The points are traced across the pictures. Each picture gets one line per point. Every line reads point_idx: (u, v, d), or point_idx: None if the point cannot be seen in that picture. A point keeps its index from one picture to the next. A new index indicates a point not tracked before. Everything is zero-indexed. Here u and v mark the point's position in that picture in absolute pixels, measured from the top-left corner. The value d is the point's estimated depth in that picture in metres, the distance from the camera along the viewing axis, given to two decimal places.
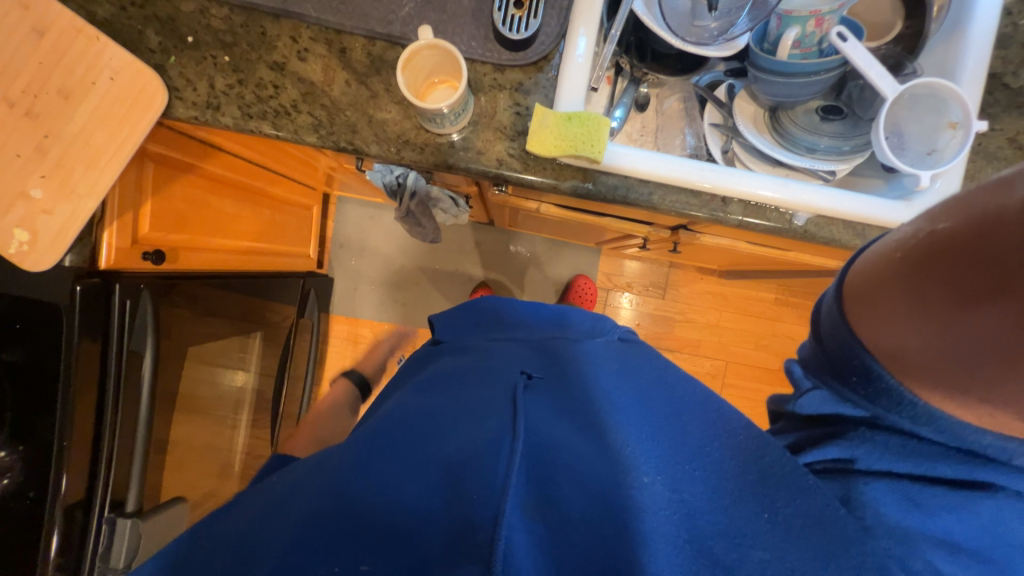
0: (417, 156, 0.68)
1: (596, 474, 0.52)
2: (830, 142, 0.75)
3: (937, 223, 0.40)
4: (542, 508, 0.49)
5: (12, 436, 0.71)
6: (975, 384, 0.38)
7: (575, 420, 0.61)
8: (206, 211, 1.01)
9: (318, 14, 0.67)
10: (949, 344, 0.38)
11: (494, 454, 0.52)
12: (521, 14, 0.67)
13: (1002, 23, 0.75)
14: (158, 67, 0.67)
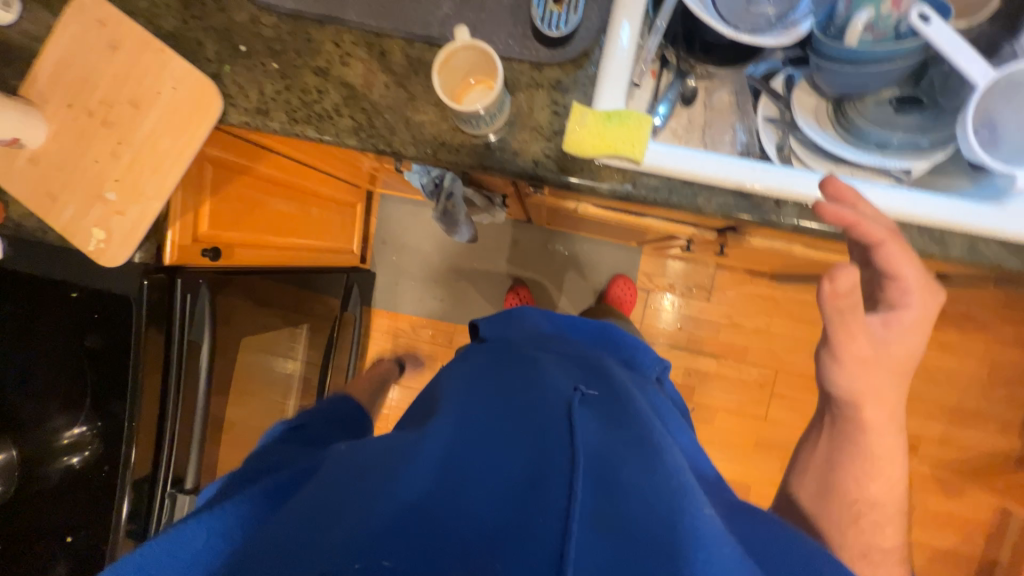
0: (454, 159, 0.68)
1: (659, 497, 0.49)
2: (904, 137, 0.67)
3: None
4: (608, 520, 0.46)
5: (92, 414, 0.79)
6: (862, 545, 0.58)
7: (630, 435, 0.57)
8: (262, 209, 1.07)
9: (359, 19, 0.69)
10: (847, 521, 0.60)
11: (551, 466, 0.50)
12: (560, 10, 0.65)
13: None
14: (214, 75, 0.71)
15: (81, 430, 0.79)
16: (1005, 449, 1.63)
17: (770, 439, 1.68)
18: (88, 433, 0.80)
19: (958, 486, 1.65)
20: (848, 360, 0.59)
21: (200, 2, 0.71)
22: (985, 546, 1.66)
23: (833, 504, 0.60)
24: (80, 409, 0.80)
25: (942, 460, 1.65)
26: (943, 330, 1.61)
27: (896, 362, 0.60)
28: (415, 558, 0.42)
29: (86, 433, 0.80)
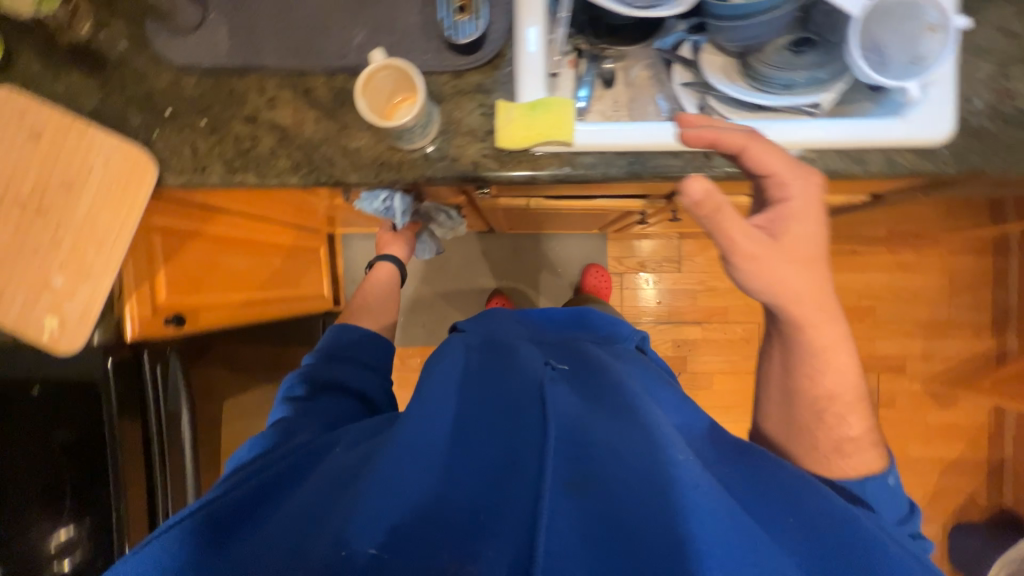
0: (397, 176, 0.70)
1: (634, 463, 0.51)
2: (807, 76, 0.72)
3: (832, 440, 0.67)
4: (583, 496, 0.48)
5: (75, 511, 0.76)
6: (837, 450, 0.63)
7: (608, 408, 0.59)
8: (222, 269, 1.06)
9: (278, 62, 0.70)
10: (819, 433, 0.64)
11: (530, 456, 0.52)
12: (464, 18, 0.67)
13: None
14: (145, 143, 0.72)
15: (67, 530, 0.75)
16: (984, 350, 1.70)
17: None
18: (75, 532, 0.76)
19: (951, 395, 1.71)
20: (744, 259, 0.59)
21: (116, 76, 0.72)
22: (989, 447, 1.72)
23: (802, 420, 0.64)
24: (61, 510, 0.75)
25: (931, 374, 1.71)
26: (901, 251, 1.69)
27: (807, 252, 0.60)
28: (401, 545, 0.43)
29: (72, 531, 0.76)
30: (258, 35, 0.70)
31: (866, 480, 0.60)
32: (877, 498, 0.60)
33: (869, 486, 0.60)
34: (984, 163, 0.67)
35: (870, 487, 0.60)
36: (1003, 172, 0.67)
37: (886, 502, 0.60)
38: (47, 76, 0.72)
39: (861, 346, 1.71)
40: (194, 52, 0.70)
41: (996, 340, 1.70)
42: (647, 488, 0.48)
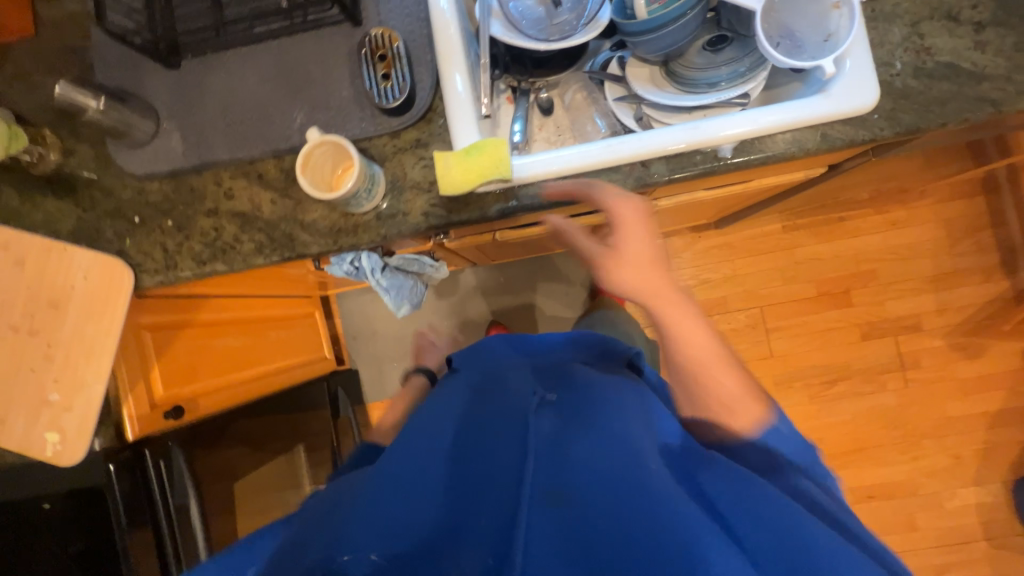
0: (355, 239, 0.73)
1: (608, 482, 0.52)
2: (729, 71, 0.75)
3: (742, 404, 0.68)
4: (559, 508, 0.51)
5: None
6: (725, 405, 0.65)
7: (594, 423, 0.61)
8: (219, 352, 1.09)
9: (228, 155, 0.74)
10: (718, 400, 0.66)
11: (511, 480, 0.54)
12: (389, 84, 0.70)
13: None
14: (120, 251, 0.76)
15: None
16: (999, 293, 1.64)
17: (785, 374, 1.68)
18: None
19: (976, 345, 1.64)
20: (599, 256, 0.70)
21: (87, 195, 0.77)
22: None
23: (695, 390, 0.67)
24: None
25: (951, 327, 1.65)
26: (889, 209, 1.67)
27: (647, 257, 0.69)
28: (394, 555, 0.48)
29: None
30: (207, 133, 0.75)
31: (760, 440, 0.61)
32: (772, 443, 0.61)
33: (757, 449, 0.61)
34: (917, 121, 0.67)
35: (762, 433, 0.62)
36: (938, 126, 0.67)
37: (784, 441, 0.62)
38: (25, 207, 0.78)
39: (870, 311, 1.67)
40: (151, 160, 0.75)
41: (1009, 280, 1.64)
42: (618, 506, 0.49)
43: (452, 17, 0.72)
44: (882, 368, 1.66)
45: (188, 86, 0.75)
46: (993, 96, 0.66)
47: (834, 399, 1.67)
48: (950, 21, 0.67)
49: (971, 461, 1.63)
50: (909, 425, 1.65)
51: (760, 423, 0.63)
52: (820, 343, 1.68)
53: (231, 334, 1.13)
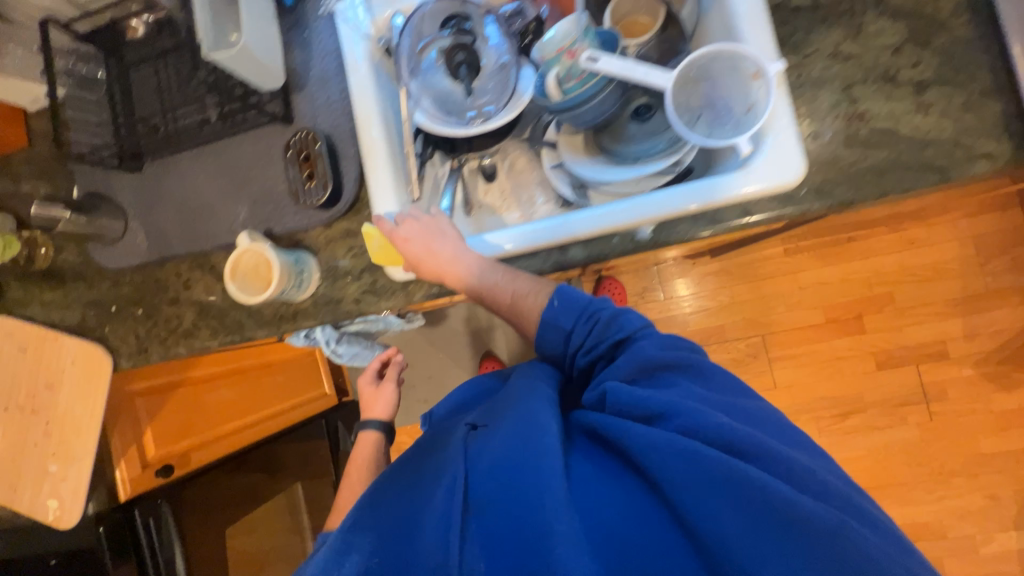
0: (296, 325, 0.77)
1: (532, 486, 0.49)
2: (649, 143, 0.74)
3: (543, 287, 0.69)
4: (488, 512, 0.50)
5: None
6: (520, 285, 0.68)
7: (514, 422, 0.56)
8: (212, 406, 1.17)
9: (184, 249, 0.81)
10: (515, 285, 0.68)
11: (437, 501, 0.52)
12: (313, 185, 0.75)
13: None
14: (101, 337, 0.85)
15: None
16: None
17: (792, 406, 1.58)
18: None
19: (1013, 374, 1.48)
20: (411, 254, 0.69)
21: (75, 286, 0.87)
22: None
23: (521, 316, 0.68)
24: None
25: (982, 354, 1.50)
26: (906, 227, 1.52)
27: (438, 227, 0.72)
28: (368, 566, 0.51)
29: None
30: (165, 230, 0.82)
31: (540, 321, 0.66)
32: (553, 320, 0.65)
33: (547, 329, 0.66)
34: (850, 194, 0.63)
35: (548, 311, 0.66)
36: (875, 198, 0.62)
37: (563, 310, 0.65)
38: (26, 299, 0.89)
39: (887, 338, 1.54)
40: (121, 257, 0.83)
41: None
42: (540, 506, 0.48)
43: (375, 111, 0.75)
44: (902, 400, 1.53)
45: (149, 187, 0.83)
46: (938, 163, 0.61)
47: (848, 433, 1.55)
48: (887, 83, 0.62)
49: (1010, 502, 1.47)
50: (935, 462, 1.51)
51: (541, 303, 0.67)
52: (830, 373, 1.57)
53: (224, 385, 1.21)
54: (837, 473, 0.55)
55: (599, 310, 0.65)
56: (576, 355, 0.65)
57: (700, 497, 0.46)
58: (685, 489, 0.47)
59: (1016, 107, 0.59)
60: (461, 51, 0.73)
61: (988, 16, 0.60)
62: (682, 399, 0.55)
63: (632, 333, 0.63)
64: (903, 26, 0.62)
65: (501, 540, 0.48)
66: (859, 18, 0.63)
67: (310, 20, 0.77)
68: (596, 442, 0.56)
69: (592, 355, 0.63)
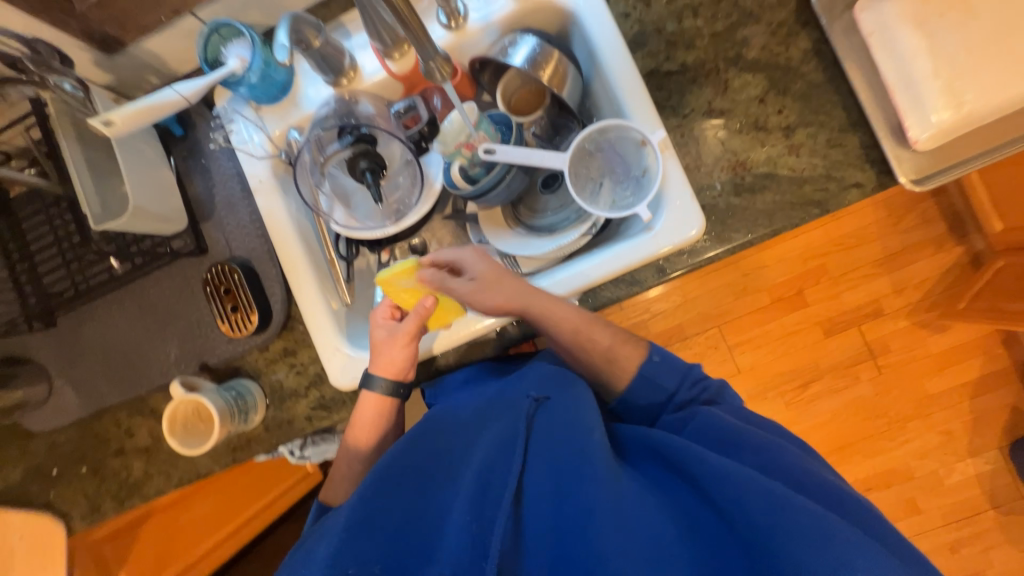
0: (251, 453, 0.76)
1: (596, 483, 0.51)
2: (558, 213, 0.79)
3: (627, 346, 0.69)
4: (548, 508, 0.52)
5: None
6: (603, 333, 0.68)
7: (581, 418, 0.58)
8: (188, 528, 1.09)
9: (117, 399, 0.78)
10: (605, 340, 0.68)
11: (492, 464, 0.55)
12: (239, 315, 0.74)
13: (629, 21, 0.71)
14: (47, 504, 0.81)
15: None
16: (954, 261, 1.59)
17: (757, 386, 1.67)
18: None
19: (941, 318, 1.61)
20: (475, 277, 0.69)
21: (6, 457, 0.82)
22: (1009, 352, 1.59)
23: (611, 370, 0.68)
24: None
25: (912, 306, 1.61)
26: None
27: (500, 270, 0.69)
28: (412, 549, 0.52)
29: None
30: (95, 382, 0.79)
31: (636, 377, 0.67)
32: (654, 375, 0.67)
33: (639, 381, 0.67)
34: (748, 238, 0.67)
35: (644, 365, 0.68)
36: (769, 237, 0.68)
37: (663, 366, 0.68)
38: None
39: (827, 306, 1.65)
40: (51, 419, 0.79)
41: (963, 246, 1.58)
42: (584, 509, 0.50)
43: (290, 230, 0.74)
44: (852, 361, 1.64)
45: (69, 341, 0.79)
46: (815, 197, 0.66)
47: (811, 400, 1.65)
48: (759, 132, 0.67)
49: (960, 433, 1.61)
50: (891, 411, 1.63)
51: (632, 362, 0.68)
52: (785, 349, 1.66)
53: (199, 501, 1.10)
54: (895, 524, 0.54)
55: (703, 375, 0.68)
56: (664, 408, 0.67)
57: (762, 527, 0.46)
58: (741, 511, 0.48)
59: (872, 138, 0.65)
60: (364, 158, 0.72)
61: (832, 60, 0.66)
62: (751, 436, 0.58)
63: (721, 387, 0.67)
64: (763, 77, 0.68)
65: (549, 536, 0.51)
66: (724, 75, 0.68)
67: (204, 148, 0.76)
68: (654, 457, 0.58)
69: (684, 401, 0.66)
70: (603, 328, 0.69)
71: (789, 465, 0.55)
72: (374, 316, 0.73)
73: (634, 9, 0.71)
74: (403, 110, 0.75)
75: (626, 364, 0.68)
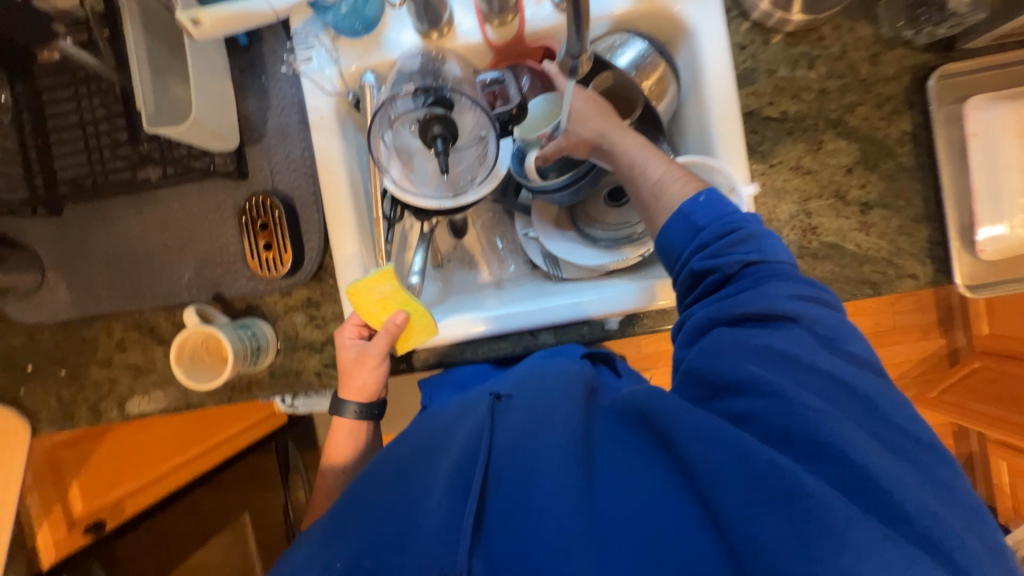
0: (250, 396, 0.73)
1: (554, 464, 0.48)
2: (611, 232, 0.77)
3: (683, 184, 0.55)
4: (515, 491, 0.48)
5: None
6: (660, 164, 0.57)
7: (554, 403, 0.55)
8: (150, 447, 1.05)
9: (115, 308, 0.73)
10: (662, 170, 0.57)
11: (462, 457, 0.52)
12: (271, 255, 0.69)
13: (744, 54, 0.68)
14: (16, 400, 0.75)
15: None
16: (932, 351, 1.64)
17: None
18: None
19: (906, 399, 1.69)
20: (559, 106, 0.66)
21: None
22: (956, 443, 1.69)
23: (658, 210, 0.55)
24: None
25: None
26: None
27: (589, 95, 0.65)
28: (382, 542, 0.48)
29: None
30: (93, 286, 0.73)
31: (676, 212, 0.53)
32: (685, 223, 0.52)
33: (673, 221, 0.53)
34: None
35: (686, 205, 0.53)
36: None
37: (703, 210, 0.52)
38: None
39: None
40: (37, 313, 0.73)
41: (945, 339, 1.63)
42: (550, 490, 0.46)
43: (341, 177, 0.69)
44: None
45: (72, 235, 0.73)
46: (872, 278, 0.67)
47: None
48: (838, 201, 0.67)
49: None
50: None
51: (683, 194, 0.54)
52: None
53: (165, 423, 1.07)
54: (979, 534, 0.39)
55: (743, 223, 0.51)
56: (691, 257, 0.51)
57: (759, 508, 0.39)
58: (737, 495, 0.40)
59: (941, 234, 0.66)
60: (437, 122, 0.64)
61: (927, 148, 0.66)
62: (782, 369, 0.44)
63: (772, 261, 0.49)
64: (857, 148, 0.67)
65: (519, 518, 0.46)
66: (821, 135, 0.67)
67: (268, 67, 0.70)
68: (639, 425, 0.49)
69: (713, 261, 0.50)
70: (662, 161, 0.58)
71: (828, 428, 0.40)
72: (340, 334, 0.68)
73: (750, 43, 0.68)
74: (489, 81, 0.69)
75: (674, 201, 0.54)
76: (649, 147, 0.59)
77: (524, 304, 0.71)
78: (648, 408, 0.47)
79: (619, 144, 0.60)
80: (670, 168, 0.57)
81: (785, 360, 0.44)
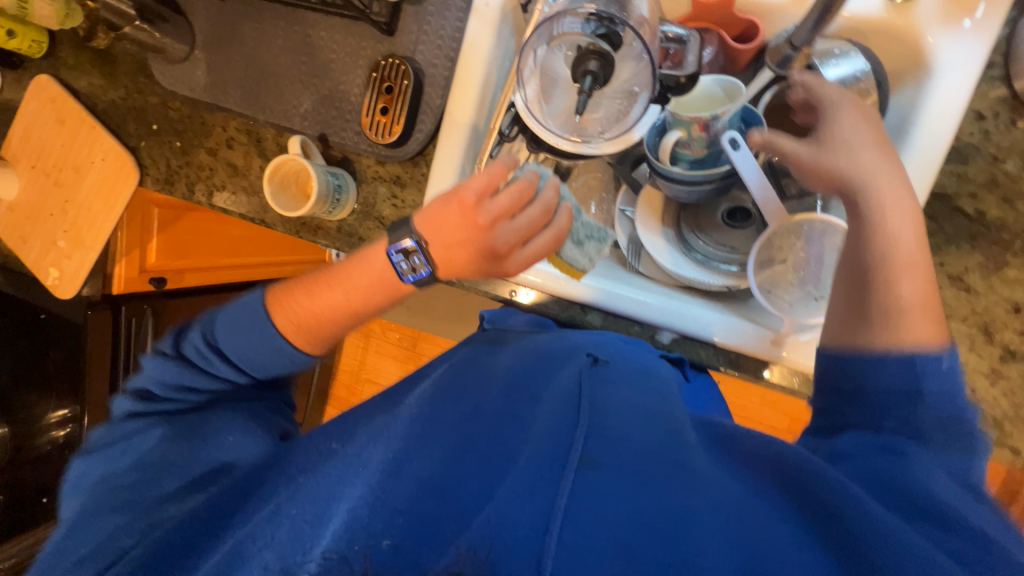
0: (314, 237, 0.76)
1: (665, 472, 0.38)
2: (706, 246, 0.71)
3: (925, 327, 0.46)
4: (615, 480, 0.37)
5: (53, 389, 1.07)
6: (914, 281, 0.48)
7: (652, 402, 0.48)
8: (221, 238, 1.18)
9: (237, 107, 0.77)
10: (918, 297, 0.48)
11: (552, 421, 0.43)
12: (383, 120, 0.69)
13: (961, 130, 0.59)
14: (134, 148, 0.83)
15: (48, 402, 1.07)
16: None
17: None
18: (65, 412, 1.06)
19: None
20: (838, 130, 0.54)
21: (125, 84, 0.83)
22: None
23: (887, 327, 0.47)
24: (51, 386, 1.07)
25: None
26: None
27: (877, 136, 0.53)
28: (432, 524, 0.37)
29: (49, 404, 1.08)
30: (226, 78, 0.77)
31: (906, 352, 0.45)
32: (922, 365, 0.44)
33: (898, 359, 0.44)
34: None
35: (923, 353, 0.45)
36: None
37: (938, 376, 0.43)
38: (74, 69, 0.85)
39: None
40: (175, 81, 0.78)
41: None
42: (670, 505, 0.36)
43: (479, 69, 0.66)
44: None
45: (227, 23, 0.76)
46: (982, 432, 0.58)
47: None
48: (981, 336, 0.57)
49: None
50: None
51: (929, 340, 0.45)
52: None
53: (236, 223, 1.18)
54: None
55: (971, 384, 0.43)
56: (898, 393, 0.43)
57: None
58: None
59: None
60: (595, 58, 0.60)
61: None
62: (978, 512, 0.35)
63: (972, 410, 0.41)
64: None
65: (634, 531, 0.34)
66: (1008, 257, 0.57)
67: None
68: (776, 479, 0.39)
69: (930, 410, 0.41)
70: (921, 285, 0.48)
71: None
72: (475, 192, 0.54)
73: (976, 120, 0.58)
74: (671, 36, 0.63)
75: (915, 339, 0.45)
76: (912, 252, 0.49)
77: (595, 275, 0.68)
78: (793, 468, 0.38)
79: (887, 224, 0.50)
80: (919, 300, 0.48)
81: (982, 512, 0.36)
